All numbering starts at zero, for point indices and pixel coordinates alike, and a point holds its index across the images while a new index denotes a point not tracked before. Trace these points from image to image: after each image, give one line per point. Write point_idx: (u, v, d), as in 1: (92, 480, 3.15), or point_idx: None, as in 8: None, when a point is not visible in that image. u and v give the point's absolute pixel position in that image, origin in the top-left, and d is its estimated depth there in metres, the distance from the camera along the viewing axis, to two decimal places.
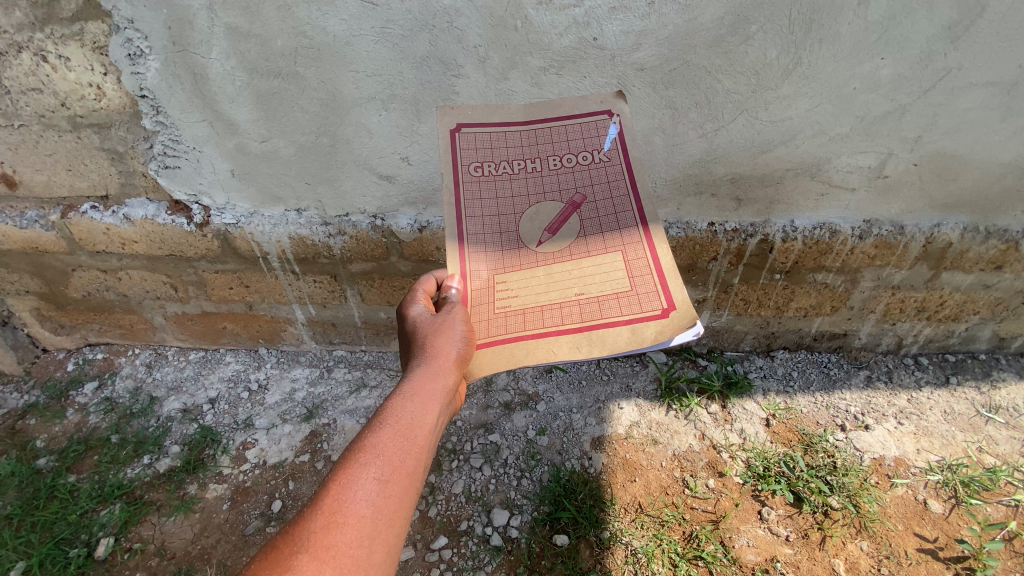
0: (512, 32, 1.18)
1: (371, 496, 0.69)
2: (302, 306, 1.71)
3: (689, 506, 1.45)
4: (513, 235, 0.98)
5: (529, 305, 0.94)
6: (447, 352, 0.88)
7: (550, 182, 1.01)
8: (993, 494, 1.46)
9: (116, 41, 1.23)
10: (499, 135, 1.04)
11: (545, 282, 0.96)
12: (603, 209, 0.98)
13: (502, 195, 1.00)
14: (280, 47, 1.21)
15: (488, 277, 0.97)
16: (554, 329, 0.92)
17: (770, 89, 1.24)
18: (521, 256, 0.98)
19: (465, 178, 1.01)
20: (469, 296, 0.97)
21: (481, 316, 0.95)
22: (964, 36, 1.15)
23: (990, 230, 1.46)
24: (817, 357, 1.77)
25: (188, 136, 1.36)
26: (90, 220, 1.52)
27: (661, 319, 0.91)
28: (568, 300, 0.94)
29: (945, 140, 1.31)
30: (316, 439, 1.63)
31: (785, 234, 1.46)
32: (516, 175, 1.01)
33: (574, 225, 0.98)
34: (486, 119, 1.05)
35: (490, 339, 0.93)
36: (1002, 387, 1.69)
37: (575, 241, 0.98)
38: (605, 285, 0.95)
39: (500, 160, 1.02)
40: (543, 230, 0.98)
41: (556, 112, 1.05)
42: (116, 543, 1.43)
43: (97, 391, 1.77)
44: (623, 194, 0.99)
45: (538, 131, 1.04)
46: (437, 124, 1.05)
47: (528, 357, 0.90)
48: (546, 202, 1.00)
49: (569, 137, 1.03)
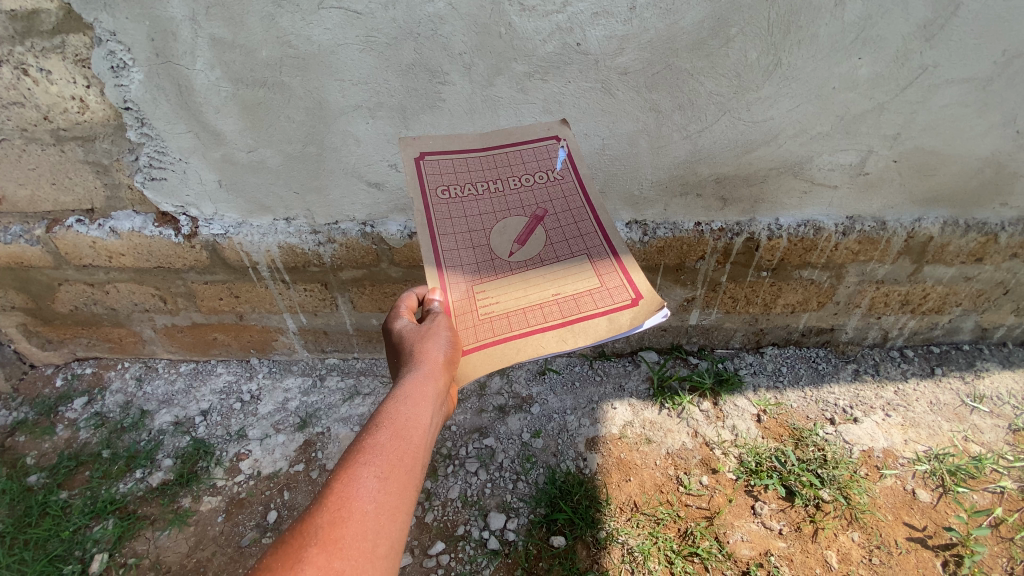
0: (497, 39, 1.19)
1: (373, 493, 0.70)
2: (293, 315, 1.70)
3: (684, 504, 1.46)
4: (486, 248, 1.00)
5: (512, 307, 0.96)
6: (435, 354, 0.88)
7: (513, 199, 1.03)
8: (978, 482, 1.48)
9: (99, 53, 1.22)
10: (461, 161, 1.08)
11: (522, 287, 0.98)
12: (565, 221, 1.03)
13: (470, 215, 1.03)
14: (264, 57, 1.21)
15: (468, 289, 0.98)
16: (537, 327, 0.94)
17: (752, 90, 1.26)
18: (496, 267, 0.99)
19: (432, 202, 1.03)
20: (451, 307, 0.97)
21: (466, 323, 0.96)
22: (939, 35, 1.18)
23: (970, 224, 1.49)
24: (805, 352, 1.80)
25: (174, 148, 1.36)
26: (76, 233, 1.51)
27: (633, 307, 0.94)
28: (546, 300, 0.96)
29: (923, 137, 1.34)
30: (310, 448, 1.63)
31: (771, 232, 1.49)
32: (481, 196, 1.04)
33: (541, 236, 1.01)
34: (447, 147, 1.09)
35: (478, 343, 0.94)
36: (985, 376, 1.73)
37: (544, 249, 1.01)
38: (578, 284, 0.98)
39: (465, 183, 1.05)
40: (512, 242, 1.01)
41: (509, 139, 1.11)
42: (110, 559, 1.41)
43: (87, 406, 1.75)
44: (580, 207, 1.05)
45: (497, 155, 1.08)
46: (402, 155, 1.09)
47: (519, 353, 0.91)
48: (512, 217, 1.02)
49: (525, 160, 1.08)
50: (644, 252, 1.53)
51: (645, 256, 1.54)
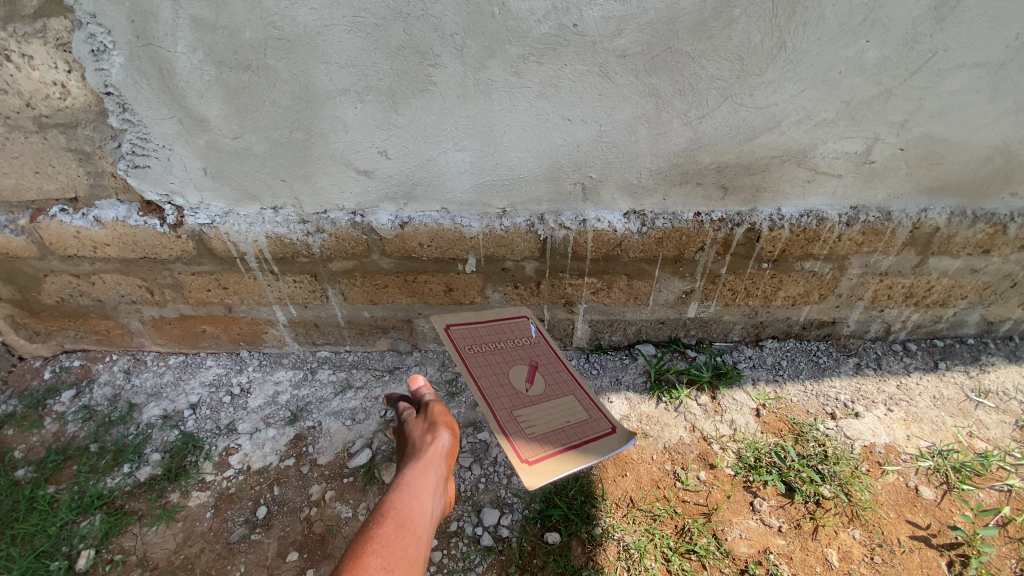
0: (490, 19, 1.15)
1: (382, 568, 0.81)
2: (283, 307, 1.67)
3: (681, 500, 1.43)
4: (510, 386, 1.38)
5: (542, 433, 1.28)
6: (433, 448, 1.08)
7: (515, 361, 1.45)
8: (984, 480, 1.45)
9: (79, 36, 1.18)
10: (473, 323, 1.51)
11: (540, 411, 1.33)
12: (553, 371, 1.45)
13: (492, 365, 1.42)
14: (249, 39, 1.17)
15: (509, 412, 1.31)
16: (563, 448, 1.24)
17: (755, 74, 1.22)
18: (521, 402, 1.35)
19: (465, 358, 1.41)
20: (455, 426, 1.15)
21: (513, 425, 1.28)
22: (950, 17, 1.14)
23: (978, 214, 1.45)
24: (806, 345, 1.76)
25: (157, 134, 1.32)
26: (59, 223, 1.47)
27: (614, 433, 1.29)
28: (561, 428, 1.30)
29: (931, 124, 1.29)
30: (301, 443, 1.60)
31: (772, 222, 1.45)
32: (494, 351, 1.45)
33: (541, 381, 1.42)
34: (463, 317, 1.51)
35: (524, 438, 1.25)
36: (990, 370, 1.69)
37: (548, 390, 1.39)
38: (575, 416, 1.34)
39: (482, 344, 1.47)
40: (525, 383, 1.40)
41: (498, 313, 1.56)
42: (97, 555, 1.38)
43: (75, 400, 1.72)
44: (556, 358, 1.48)
45: (494, 326, 1.53)
46: (433, 324, 1.50)
47: (567, 462, 1.20)
48: (519, 368, 1.43)
49: (512, 330, 1.53)
50: (642, 243, 1.49)
51: (643, 248, 1.50)
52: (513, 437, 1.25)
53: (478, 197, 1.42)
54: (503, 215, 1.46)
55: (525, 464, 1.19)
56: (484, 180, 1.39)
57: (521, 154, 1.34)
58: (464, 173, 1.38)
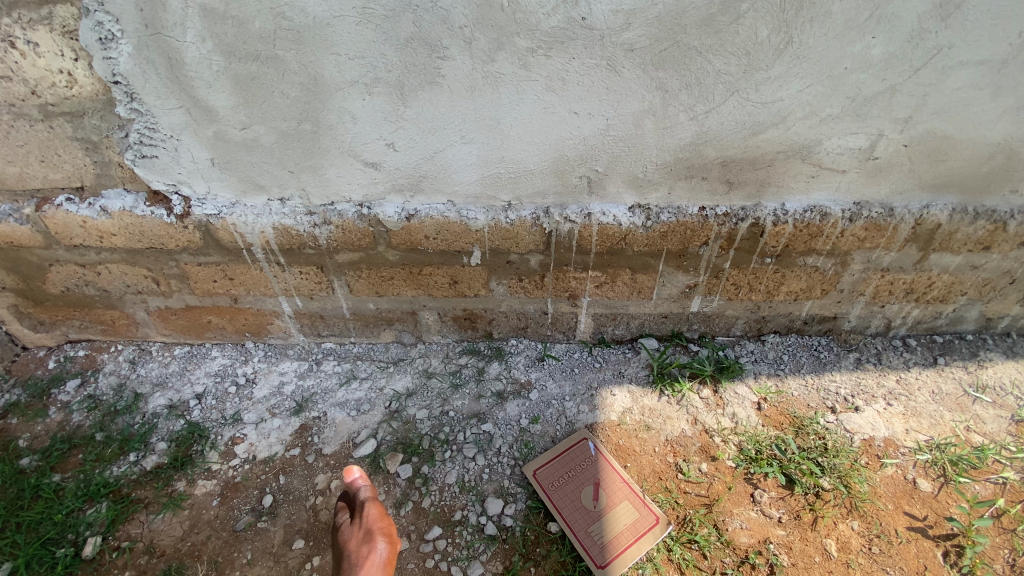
0: (499, 12, 1.15)
1: None
2: (288, 298, 1.68)
3: (682, 490, 1.45)
4: (581, 509, 1.41)
5: (605, 536, 1.36)
6: (370, 562, 1.18)
7: (580, 470, 1.48)
8: (981, 472, 1.47)
9: (86, 24, 1.18)
10: (551, 462, 1.50)
11: (606, 517, 1.39)
12: (612, 476, 1.47)
13: (565, 496, 1.43)
14: (258, 29, 1.17)
15: (579, 529, 1.37)
16: (620, 545, 1.34)
17: (760, 70, 1.22)
18: (588, 513, 1.40)
19: (546, 492, 1.44)
20: (389, 529, 1.25)
21: (581, 531, 1.37)
22: (955, 14, 1.15)
23: (979, 211, 1.46)
24: (807, 340, 1.77)
25: (164, 124, 1.32)
26: (65, 213, 1.47)
27: (658, 526, 1.37)
28: (620, 530, 1.37)
29: (935, 122, 1.30)
30: (306, 433, 1.61)
31: (776, 217, 1.46)
32: (567, 480, 1.46)
33: (604, 484, 1.45)
34: (543, 459, 1.51)
35: (588, 540, 1.35)
36: (988, 366, 1.71)
37: (609, 494, 1.43)
38: (626, 510, 1.40)
39: (558, 477, 1.47)
40: (592, 496, 1.43)
41: (566, 443, 1.54)
42: (103, 542, 1.40)
43: (80, 389, 1.73)
44: (611, 468, 1.49)
45: (564, 455, 1.52)
46: (520, 475, 1.50)
47: (622, 559, 1.32)
48: (586, 486, 1.45)
49: (581, 454, 1.52)
50: (646, 237, 1.49)
51: (647, 242, 1.51)
52: (588, 547, 1.34)
53: (484, 190, 1.43)
54: (508, 208, 1.47)
55: (599, 567, 1.31)
56: (489, 174, 1.40)
57: (527, 147, 1.35)
58: (471, 166, 1.39)
